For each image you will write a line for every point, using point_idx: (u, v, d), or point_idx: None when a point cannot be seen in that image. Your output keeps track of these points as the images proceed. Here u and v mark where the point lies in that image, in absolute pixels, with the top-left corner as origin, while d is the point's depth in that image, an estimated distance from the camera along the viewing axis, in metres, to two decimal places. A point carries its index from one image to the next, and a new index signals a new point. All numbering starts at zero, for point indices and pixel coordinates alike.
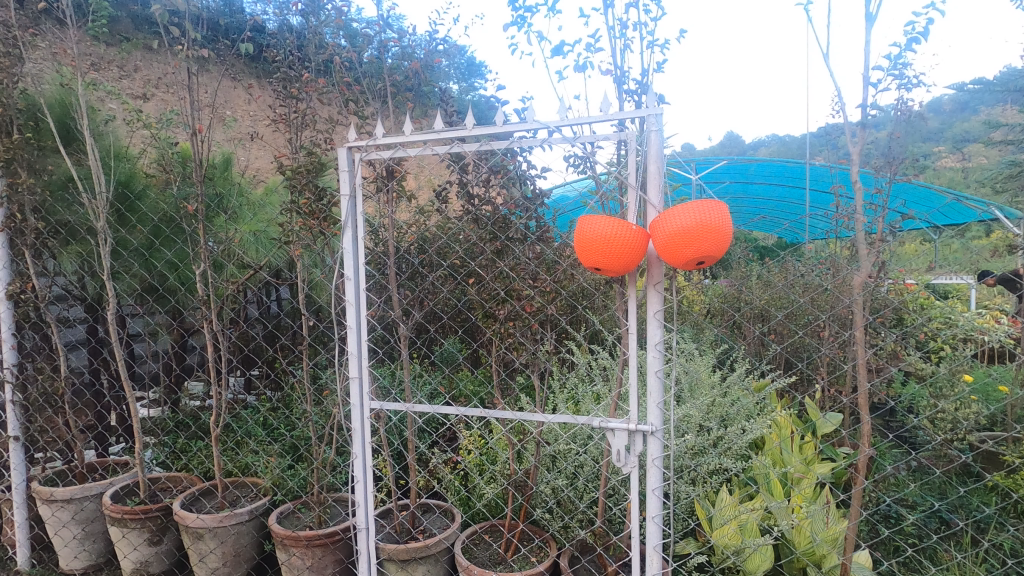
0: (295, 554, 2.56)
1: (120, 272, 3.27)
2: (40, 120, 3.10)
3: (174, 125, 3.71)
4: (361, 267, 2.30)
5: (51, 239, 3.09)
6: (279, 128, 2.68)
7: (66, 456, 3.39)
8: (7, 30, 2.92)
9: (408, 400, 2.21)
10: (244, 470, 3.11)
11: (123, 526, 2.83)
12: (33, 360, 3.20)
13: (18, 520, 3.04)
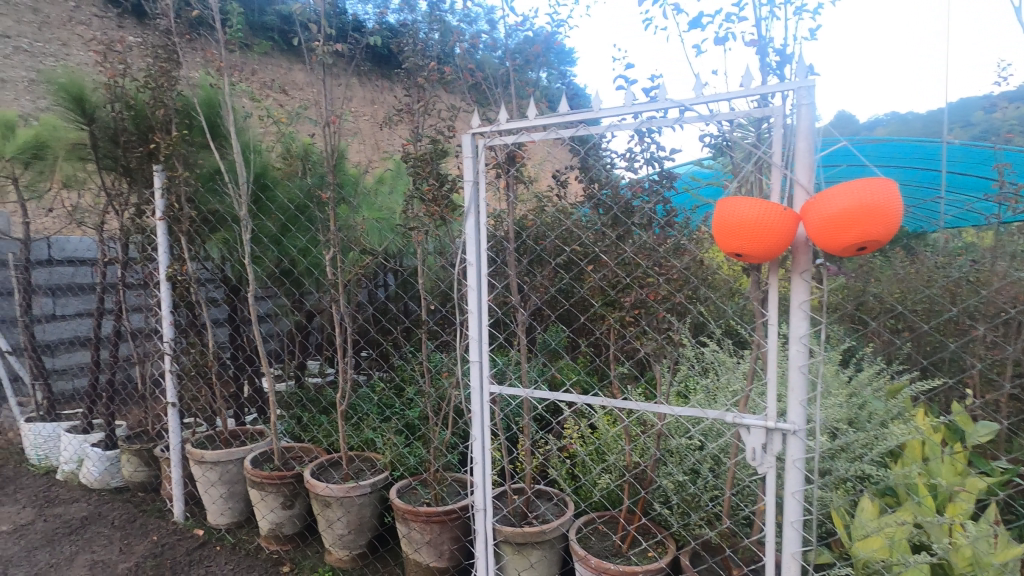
0: (415, 528, 2.67)
1: (258, 257, 3.57)
2: (193, 118, 3.43)
3: (302, 120, 3.96)
4: (482, 252, 2.32)
5: (202, 227, 3.43)
6: (403, 117, 2.77)
7: (211, 423, 3.77)
8: (167, 38, 3.25)
9: (528, 386, 2.21)
10: (365, 445, 3.30)
11: (262, 490, 3.09)
12: (186, 335, 3.58)
13: (174, 477, 3.42)
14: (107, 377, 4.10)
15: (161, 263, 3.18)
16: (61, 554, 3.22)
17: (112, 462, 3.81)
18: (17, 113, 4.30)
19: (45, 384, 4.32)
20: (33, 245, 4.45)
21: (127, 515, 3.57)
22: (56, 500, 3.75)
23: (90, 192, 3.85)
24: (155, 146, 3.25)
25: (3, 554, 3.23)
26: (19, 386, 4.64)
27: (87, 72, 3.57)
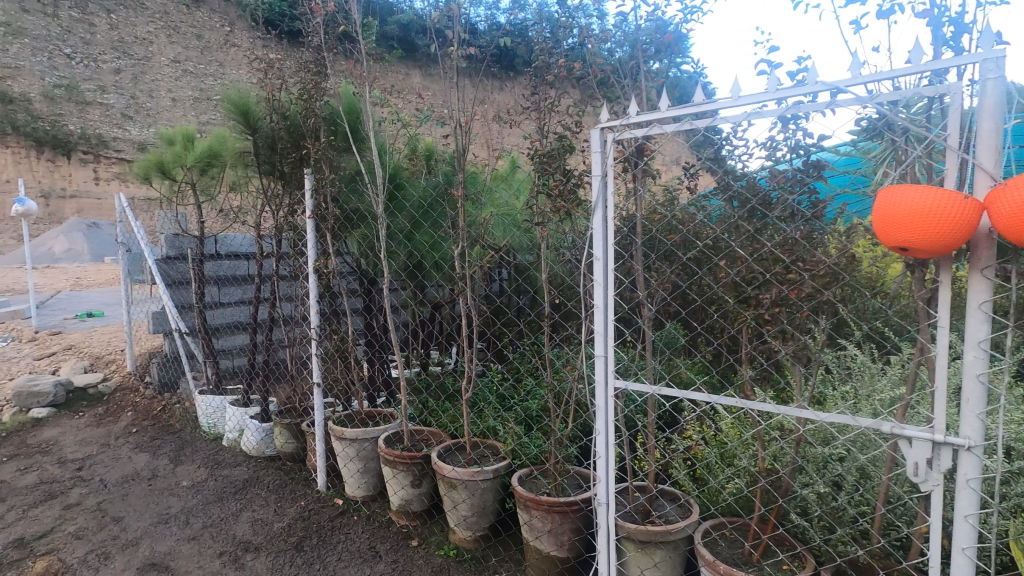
0: (536, 516, 2.73)
1: (391, 251, 3.83)
2: (338, 126, 3.77)
3: (431, 123, 4.19)
4: (609, 247, 2.31)
5: (344, 224, 3.75)
6: (530, 114, 2.86)
7: (348, 403, 4.11)
8: (319, 53, 3.59)
9: (655, 384, 2.17)
10: (487, 432, 3.43)
11: (394, 468, 3.33)
12: (329, 323, 3.94)
13: (318, 450, 3.79)
14: (262, 358, 4.64)
15: (309, 257, 3.53)
16: (228, 510, 3.70)
17: (267, 432, 4.29)
18: (195, 127, 4.98)
19: (214, 362, 4.98)
20: (206, 242, 5.16)
21: (279, 481, 4.01)
22: (223, 463, 4.31)
23: (252, 194, 4.37)
24: (307, 152, 3.62)
25: (185, 505, 3.78)
26: (194, 362, 5.40)
27: (252, 88, 4.06)
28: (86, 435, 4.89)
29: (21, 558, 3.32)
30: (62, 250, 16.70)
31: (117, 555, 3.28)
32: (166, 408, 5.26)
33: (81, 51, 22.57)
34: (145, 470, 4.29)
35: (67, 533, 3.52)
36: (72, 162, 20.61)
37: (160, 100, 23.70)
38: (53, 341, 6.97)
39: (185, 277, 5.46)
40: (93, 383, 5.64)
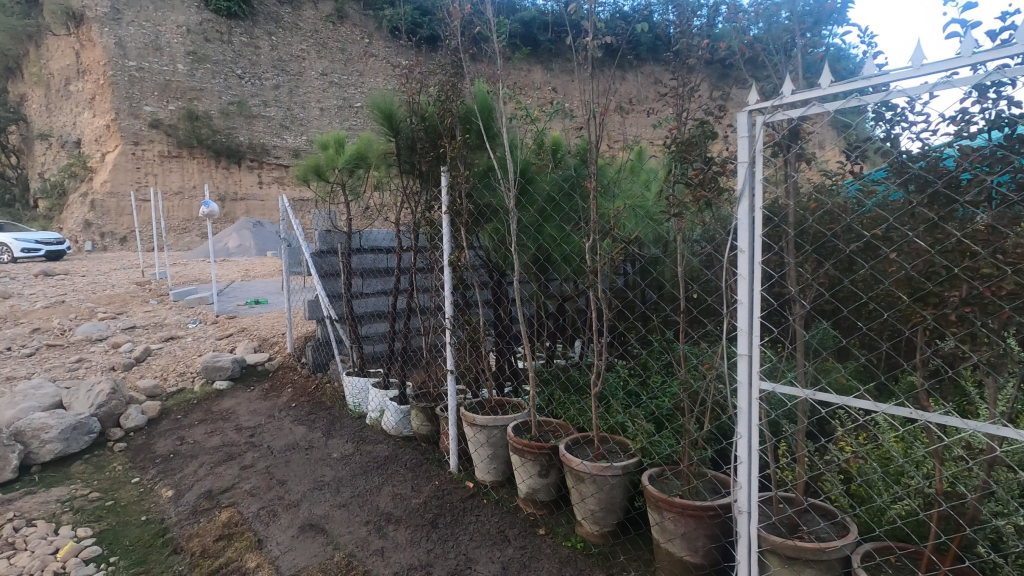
0: (668, 518, 2.64)
1: (521, 245, 3.91)
2: (474, 124, 3.92)
3: (560, 117, 4.21)
4: (756, 239, 2.15)
5: (478, 219, 3.90)
6: (667, 101, 2.75)
7: (478, 390, 4.28)
8: (457, 55, 3.76)
9: (808, 387, 1.99)
10: (616, 428, 3.38)
11: (522, 456, 3.40)
12: (461, 313, 4.13)
13: (451, 433, 3.99)
14: (401, 344, 5.00)
15: (445, 251, 3.72)
16: (372, 483, 4.03)
17: (405, 414, 4.60)
18: (345, 132, 5.46)
19: (359, 347, 5.45)
20: (352, 237, 5.66)
21: (415, 460, 4.29)
22: (367, 440, 4.71)
23: (393, 192, 4.71)
24: (444, 151, 3.81)
25: (336, 475, 4.19)
26: (342, 346, 5.95)
27: (395, 93, 4.34)
28: (257, 407, 5.60)
29: (210, 508, 3.91)
30: (235, 245, 19.35)
31: (283, 514, 3.72)
32: (319, 386, 5.86)
33: (249, 71, 25.80)
34: (303, 441, 4.82)
35: (244, 490, 4.07)
36: (241, 169, 24.00)
37: (311, 111, 26.69)
38: (230, 324, 8.08)
39: (334, 269, 6.04)
40: (261, 361, 6.44)
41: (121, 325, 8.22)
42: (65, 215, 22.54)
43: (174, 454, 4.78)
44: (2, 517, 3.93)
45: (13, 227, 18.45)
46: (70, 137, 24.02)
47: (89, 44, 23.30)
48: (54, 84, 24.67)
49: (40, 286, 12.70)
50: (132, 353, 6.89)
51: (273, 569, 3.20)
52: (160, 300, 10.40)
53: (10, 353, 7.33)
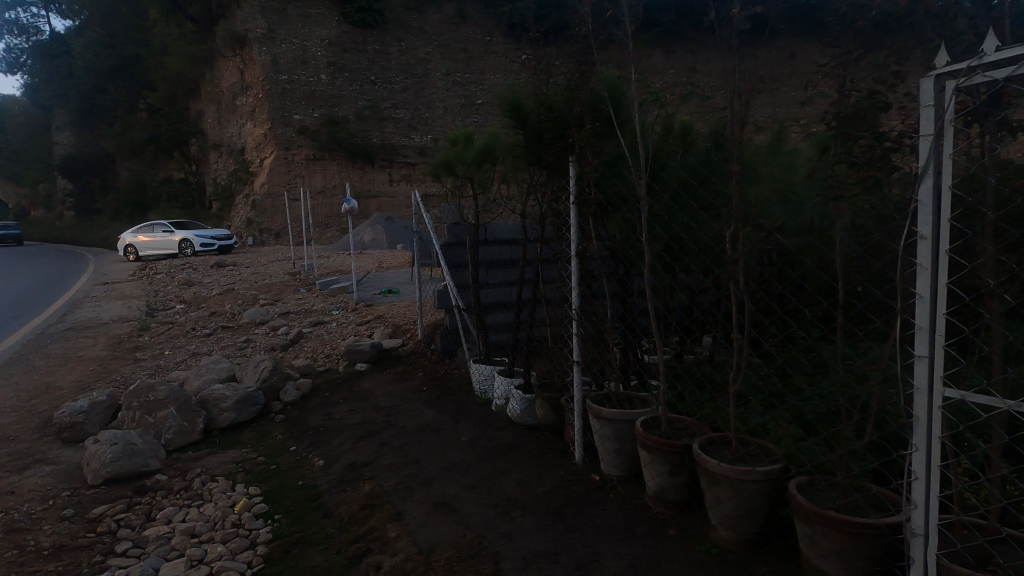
0: (819, 532, 2.41)
1: (652, 234, 3.77)
2: (604, 112, 3.84)
3: (695, 98, 3.99)
4: (941, 223, 1.87)
5: (606, 208, 3.83)
6: (824, 72, 2.50)
7: (603, 383, 4.22)
8: (588, 42, 3.70)
9: (1011, 397, 1.69)
10: (755, 430, 3.15)
11: (651, 452, 3.29)
12: (587, 304, 4.09)
13: (576, 424, 3.97)
14: (525, 334, 5.08)
15: (571, 241, 3.69)
16: (498, 468, 4.15)
17: (529, 403, 4.67)
18: (473, 128, 5.65)
19: (485, 336, 5.63)
20: (479, 230, 5.87)
21: (540, 449, 4.34)
22: (493, 426, 4.85)
23: (519, 185, 4.77)
24: (572, 140, 3.78)
25: (465, 457, 4.37)
26: (469, 335, 6.19)
27: (523, 85, 4.39)
28: (392, 388, 6.01)
29: (355, 479, 4.26)
30: (369, 239, 20.94)
31: (417, 490, 3.96)
32: (447, 372, 6.15)
33: (381, 76, 27.75)
34: (433, 423, 5.08)
35: (383, 466, 4.38)
36: (374, 167, 25.87)
37: (435, 110, 28.00)
38: (368, 311, 8.76)
39: (462, 260, 6.29)
40: (395, 346, 6.90)
41: (278, 311, 9.26)
42: (233, 215, 25.86)
43: (323, 428, 5.28)
44: (191, 472, 4.60)
45: (194, 225, 21.56)
46: (236, 146, 27.42)
47: (251, 63, 26.42)
48: (224, 100, 28.28)
49: (214, 276, 14.71)
50: (288, 336, 7.74)
51: (411, 540, 3.40)
52: (309, 289, 11.55)
53: (195, 333, 8.57)
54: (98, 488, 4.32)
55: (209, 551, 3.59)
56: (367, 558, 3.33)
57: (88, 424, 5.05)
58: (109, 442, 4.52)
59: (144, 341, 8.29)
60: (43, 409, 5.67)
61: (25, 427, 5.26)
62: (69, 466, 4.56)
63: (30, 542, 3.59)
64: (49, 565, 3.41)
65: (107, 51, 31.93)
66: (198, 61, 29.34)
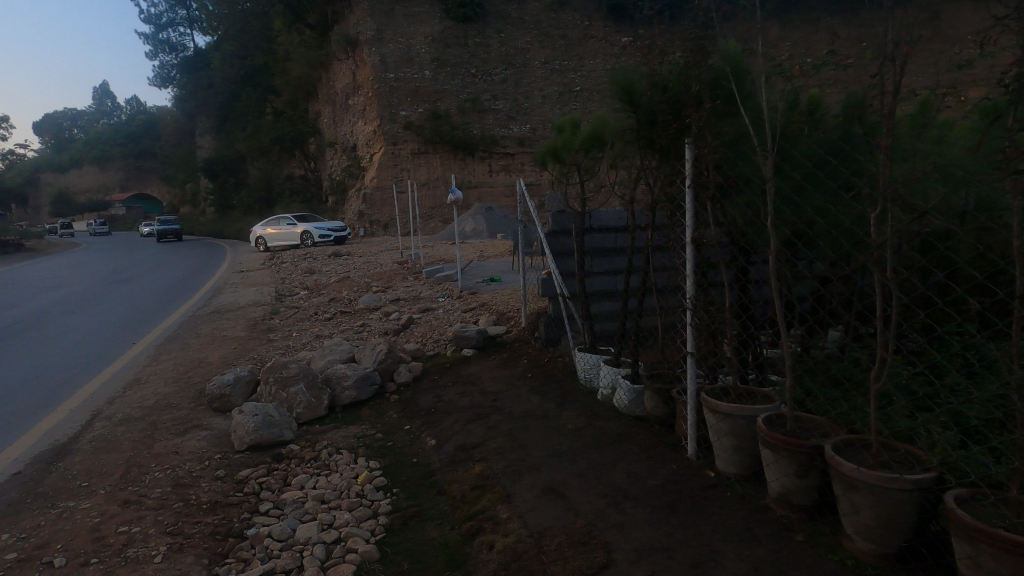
0: (985, 552, 2.12)
1: (777, 218, 3.51)
2: (725, 91, 3.63)
3: (830, 70, 3.65)
4: None
5: (726, 192, 3.62)
6: (1005, 26, 2.17)
7: (719, 376, 4.02)
8: (709, 15, 3.50)
9: None
10: (900, 433, 2.85)
11: (775, 452, 3.09)
12: (702, 293, 3.90)
13: (689, 418, 3.83)
14: (633, 324, 4.97)
15: (686, 227, 3.54)
16: (606, 458, 4.10)
17: (638, 394, 4.57)
18: (580, 114, 5.59)
19: (590, 325, 5.59)
20: (585, 218, 5.82)
21: (649, 441, 4.23)
22: (599, 415, 4.81)
23: (629, 170, 4.65)
24: (688, 121, 3.61)
25: (572, 445, 4.36)
26: (573, 323, 6.18)
27: (634, 66, 4.27)
28: (497, 374, 6.14)
29: (465, 460, 4.42)
30: (470, 229, 21.53)
31: (526, 474, 4.02)
32: (551, 360, 6.18)
33: (481, 69, 28.31)
34: (539, 409, 5.13)
35: (492, 448, 4.50)
36: (475, 159, 26.55)
37: (534, 99, 28.11)
38: (472, 298, 9.02)
39: (567, 249, 6.28)
40: (500, 333, 7.05)
41: (389, 297, 9.81)
42: (346, 208, 27.73)
43: (434, 409, 5.53)
44: (319, 444, 5.01)
45: (314, 219, 23.40)
46: (348, 143, 29.25)
47: (361, 64, 27.99)
48: (338, 101, 30.30)
49: (332, 264, 15.89)
50: (399, 321, 8.18)
51: (522, 523, 3.46)
52: (416, 277, 12.14)
53: (317, 317, 9.32)
54: (243, 453, 4.84)
55: (337, 517, 3.86)
56: (481, 536, 3.43)
57: (234, 396, 5.66)
58: (251, 413, 5.04)
59: (275, 323, 9.14)
60: (197, 382, 6.43)
61: (184, 396, 6.01)
62: (220, 433, 5.14)
63: (192, 495, 4.08)
64: (208, 516, 3.85)
65: (240, 61, 35.40)
66: (315, 66, 31.59)
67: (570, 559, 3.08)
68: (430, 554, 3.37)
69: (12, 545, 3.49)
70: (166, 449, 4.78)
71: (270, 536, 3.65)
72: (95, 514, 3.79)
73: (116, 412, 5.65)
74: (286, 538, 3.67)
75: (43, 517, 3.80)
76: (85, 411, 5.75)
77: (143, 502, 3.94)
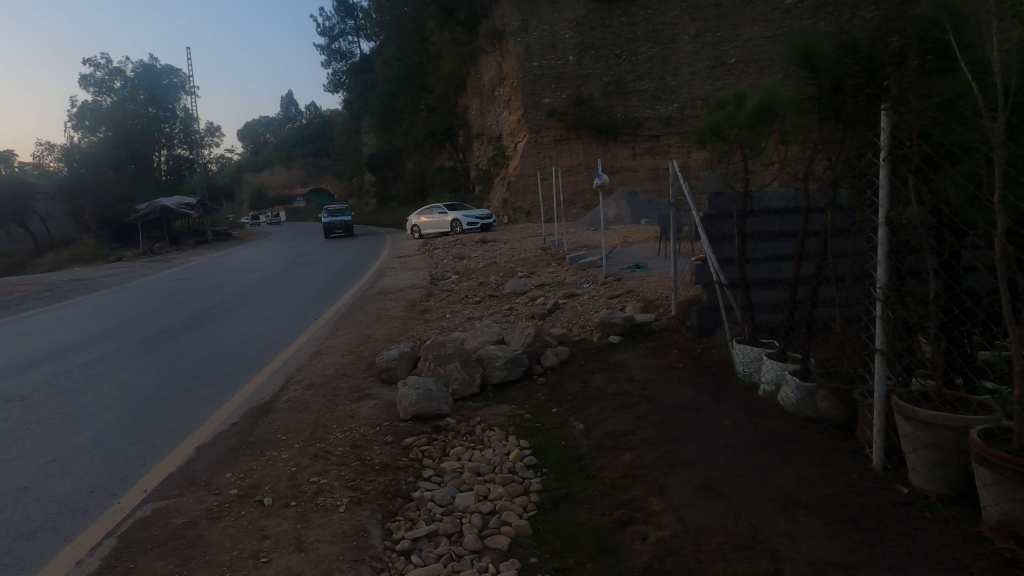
0: None
1: (1004, 194, 2.94)
2: (934, 45, 3.11)
3: None
4: None
5: (932, 165, 3.11)
6: None
7: (915, 379, 3.49)
8: None
9: None
10: None
11: (996, 472, 2.61)
12: (897, 283, 3.39)
13: (875, 424, 3.38)
14: (804, 316, 4.51)
15: (879, 205, 3.09)
16: (771, 459, 3.79)
17: (808, 392, 4.16)
18: (744, 86, 5.15)
19: (751, 315, 5.19)
20: (746, 200, 5.38)
21: (822, 446, 3.83)
22: (761, 412, 4.45)
23: (803, 145, 4.20)
24: (885, 84, 3.15)
25: (730, 442, 4.09)
26: (731, 313, 5.78)
27: (815, 27, 3.82)
28: (646, 362, 5.96)
29: (614, 447, 4.36)
30: (613, 215, 21.04)
31: (679, 468, 3.87)
32: (705, 351, 5.86)
33: (626, 49, 27.50)
34: (692, 401, 4.88)
35: (642, 438, 4.39)
36: (619, 143, 26.06)
37: (683, 76, 26.64)
38: (617, 285, 8.86)
39: (724, 233, 5.87)
40: (648, 321, 6.83)
41: (535, 282, 10.02)
42: (491, 196, 28.81)
43: (581, 394, 5.54)
44: (473, 419, 5.30)
45: (462, 207, 24.71)
46: (494, 133, 30.33)
47: (508, 55, 28.65)
48: (485, 92, 31.45)
49: (479, 251, 16.62)
50: (545, 305, 8.32)
51: (677, 517, 3.34)
52: (560, 263, 12.23)
53: (468, 299, 9.84)
54: (407, 422, 5.29)
55: (492, 490, 4.04)
56: (633, 526, 3.36)
57: (398, 369, 6.21)
58: (414, 385, 5.49)
59: (431, 305, 9.84)
60: (367, 355, 7.15)
61: (357, 367, 6.73)
62: (387, 402, 5.67)
63: (367, 456, 4.56)
64: (380, 476, 4.28)
65: (399, 62, 38.33)
66: (465, 61, 33.10)
67: (732, 562, 2.90)
68: (581, 536, 3.39)
69: (233, 482, 4.19)
70: (344, 413, 5.40)
71: (433, 500, 3.94)
72: (292, 464, 4.41)
73: (304, 378, 6.52)
74: (447, 504, 3.94)
75: (254, 462, 4.51)
76: (281, 375, 6.71)
77: (328, 458, 4.49)
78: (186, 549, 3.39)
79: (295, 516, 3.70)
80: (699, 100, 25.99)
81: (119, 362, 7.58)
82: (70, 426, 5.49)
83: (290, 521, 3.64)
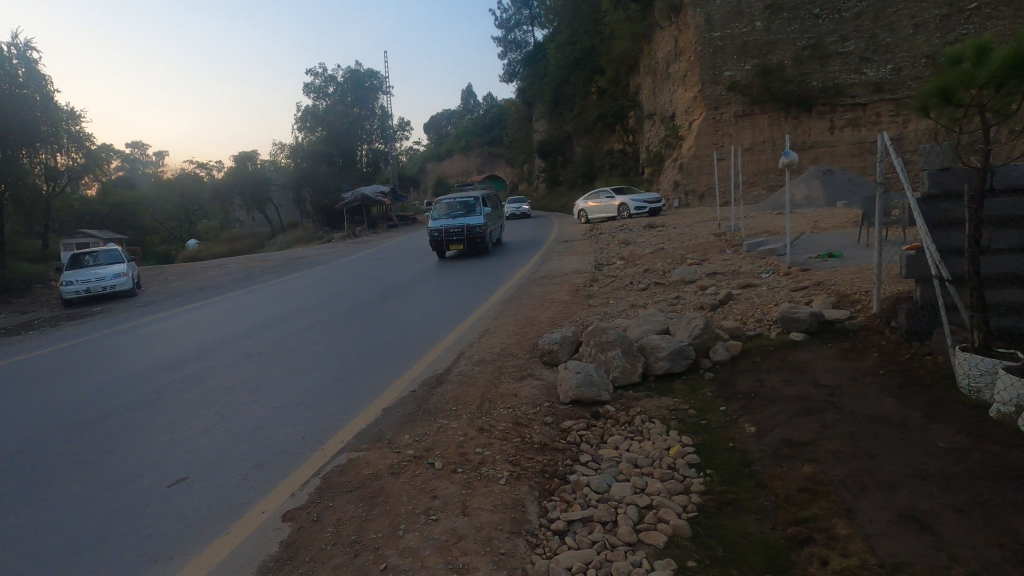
0: None
1: None
2: None
3: None
4: None
5: None
6: None
7: None
8: None
9: None
10: None
11: None
12: None
13: None
14: None
15: None
16: (1005, 497, 3.10)
17: None
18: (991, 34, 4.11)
19: (985, 318, 4.26)
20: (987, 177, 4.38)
21: None
22: (992, 437, 3.66)
23: None
24: None
25: (946, 468, 3.43)
26: (955, 314, 4.81)
27: None
28: (836, 365, 5.24)
29: (792, 456, 3.93)
30: (801, 197, 18.85)
31: (874, 490, 3.36)
32: (915, 358, 4.98)
33: None
34: (895, 414, 4.18)
35: (827, 450, 3.90)
36: (812, 116, 23.25)
37: (900, 32, 22.62)
38: (804, 276, 7.91)
39: (950, 217, 4.89)
40: (841, 318, 5.99)
41: (706, 271, 9.38)
42: (662, 179, 27.64)
43: (755, 394, 5.08)
44: (633, 409, 5.18)
45: (631, 191, 24.10)
46: (667, 112, 28.91)
47: (686, 27, 26.84)
48: (658, 70, 30.07)
49: (646, 236, 16.10)
50: (717, 296, 7.75)
51: (868, 548, 2.91)
52: (735, 250, 11.30)
53: (633, 286, 9.58)
54: (566, 405, 5.36)
55: (650, 484, 3.92)
56: (810, 547, 3.01)
57: (559, 352, 6.30)
58: (575, 370, 5.53)
59: (594, 290, 9.79)
60: (531, 337, 7.38)
61: (522, 348, 6.98)
62: (549, 384, 5.80)
63: (527, 434, 4.73)
64: (539, 455, 4.41)
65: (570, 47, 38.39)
66: (639, 39, 31.92)
67: None
68: (748, 547, 3.13)
69: (410, 444, 4.65)
70: (508, 391, 5.66)
71: (589, 486, 3.96)
72: (460, 433, 4.76)
73: (473, 354, 6.97)
74: (603, 491, 3.92)
75: (429, 428, 4.96)
76: (453, 350, 7.27)
77: (493, 431, 4.76)
78: (372, 498, 3.88)
79: (461, 482, 4.00)
80: (923, 57, 21.89)
81: (326, 329, 8.86)
82: (290, 381, 6.58)
83: (456, 485, 3.94)
